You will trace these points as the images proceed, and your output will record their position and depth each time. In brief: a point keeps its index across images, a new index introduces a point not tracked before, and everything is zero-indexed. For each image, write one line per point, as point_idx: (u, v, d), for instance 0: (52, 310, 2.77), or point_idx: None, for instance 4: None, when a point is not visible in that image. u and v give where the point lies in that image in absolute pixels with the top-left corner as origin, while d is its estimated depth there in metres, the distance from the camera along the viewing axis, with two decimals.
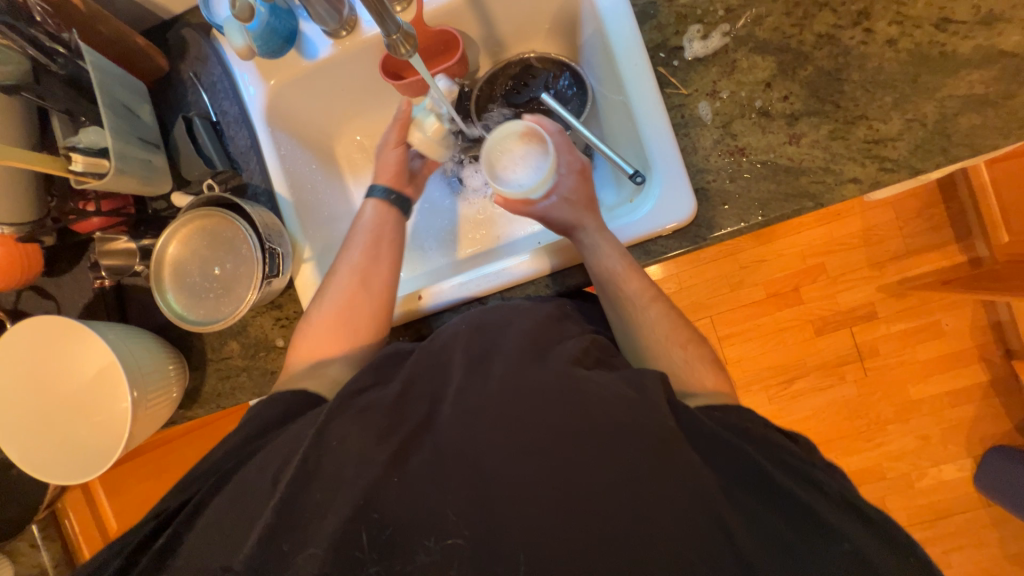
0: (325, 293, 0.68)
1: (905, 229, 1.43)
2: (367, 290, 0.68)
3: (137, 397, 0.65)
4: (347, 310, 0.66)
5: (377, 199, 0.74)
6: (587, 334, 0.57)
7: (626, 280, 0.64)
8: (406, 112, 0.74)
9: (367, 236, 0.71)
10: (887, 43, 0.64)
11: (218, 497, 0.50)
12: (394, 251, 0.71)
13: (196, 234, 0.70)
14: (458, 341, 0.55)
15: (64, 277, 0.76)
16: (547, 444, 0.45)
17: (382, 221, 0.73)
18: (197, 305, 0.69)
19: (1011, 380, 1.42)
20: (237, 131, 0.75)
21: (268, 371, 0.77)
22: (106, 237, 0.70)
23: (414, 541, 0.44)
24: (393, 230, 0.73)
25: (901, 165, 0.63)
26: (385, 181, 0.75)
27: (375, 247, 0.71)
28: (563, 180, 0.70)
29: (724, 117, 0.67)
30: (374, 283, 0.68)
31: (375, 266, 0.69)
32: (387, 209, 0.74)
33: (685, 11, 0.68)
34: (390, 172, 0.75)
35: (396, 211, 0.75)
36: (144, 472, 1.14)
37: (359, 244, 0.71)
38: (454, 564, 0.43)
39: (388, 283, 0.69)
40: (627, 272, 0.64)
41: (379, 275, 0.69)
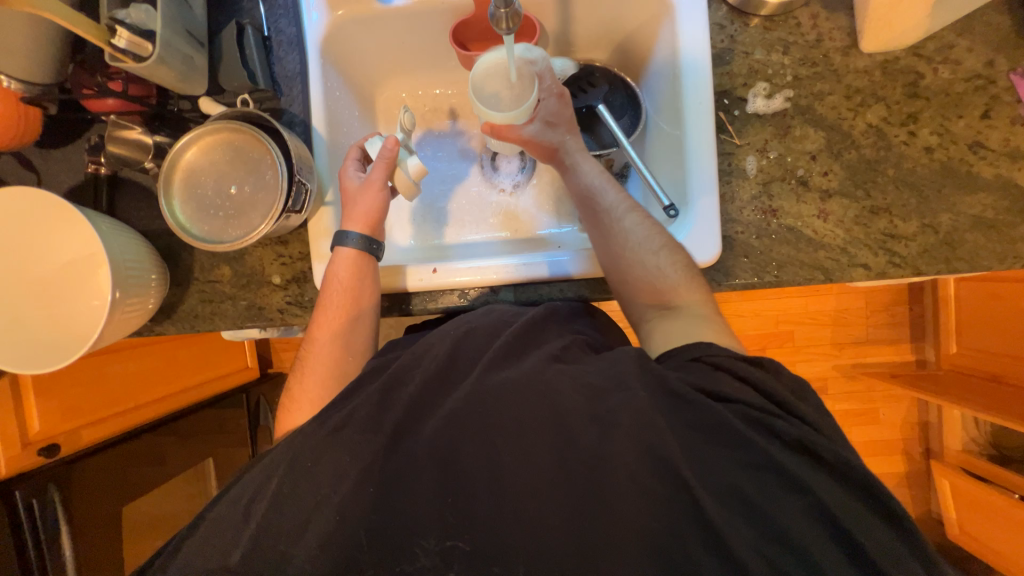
0: (305, 365, 0.65)
1: (872, 320, 1.53)
2: (351, 359, 0.66)
3: (117, 298, 0.61)
4: (328, 380, 0.64)
5: (352, 248, 0.67)
6: (567, 336, 0.59)
7: (669, 267, 0.65)
8: (392, 150, 0.68)
9: (343, 296, 0.66)
10: (925, 149, 0.68)
11: (233, 494, 0.50)
12: (371, 306, 0.67)
13: (221, 147, 0.66)
14: (444, 341, 0.55)
15: (55, 152, 0.70)
16: (552, 445, 0.45)
17: (358, 272, 0.67)
18: (203, 220, 0.66)
19: (923, 476, 1.56)
20: (288, 53, 0.72)
21: (255, 306, 0.73)
22: (119, 121, 0.66)
23: (412, 539, 0.44)
24: (371, 280, 0.67)
25: (907, 263, 0.68)
26: (359, 229, 0.68)
27: (354, 306, 0.66)
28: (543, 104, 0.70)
29: (766, 175, 0.70)
30: (355, 347, 0.66)
31: (353, 327, 0.66)
32: (364, 257, 0.67)
33: (757, 67, 0.71)
34: (367, 218, 0.68)
35: (374, 258, 0.68)
36: (94, 389, 1.01)
37: (335, 306, 0.65)
38: (453, 563, 0.43)
39: (367, 342, 0.67)
40: (665, 252, 0.65)
41: (359, 336, 0.66)
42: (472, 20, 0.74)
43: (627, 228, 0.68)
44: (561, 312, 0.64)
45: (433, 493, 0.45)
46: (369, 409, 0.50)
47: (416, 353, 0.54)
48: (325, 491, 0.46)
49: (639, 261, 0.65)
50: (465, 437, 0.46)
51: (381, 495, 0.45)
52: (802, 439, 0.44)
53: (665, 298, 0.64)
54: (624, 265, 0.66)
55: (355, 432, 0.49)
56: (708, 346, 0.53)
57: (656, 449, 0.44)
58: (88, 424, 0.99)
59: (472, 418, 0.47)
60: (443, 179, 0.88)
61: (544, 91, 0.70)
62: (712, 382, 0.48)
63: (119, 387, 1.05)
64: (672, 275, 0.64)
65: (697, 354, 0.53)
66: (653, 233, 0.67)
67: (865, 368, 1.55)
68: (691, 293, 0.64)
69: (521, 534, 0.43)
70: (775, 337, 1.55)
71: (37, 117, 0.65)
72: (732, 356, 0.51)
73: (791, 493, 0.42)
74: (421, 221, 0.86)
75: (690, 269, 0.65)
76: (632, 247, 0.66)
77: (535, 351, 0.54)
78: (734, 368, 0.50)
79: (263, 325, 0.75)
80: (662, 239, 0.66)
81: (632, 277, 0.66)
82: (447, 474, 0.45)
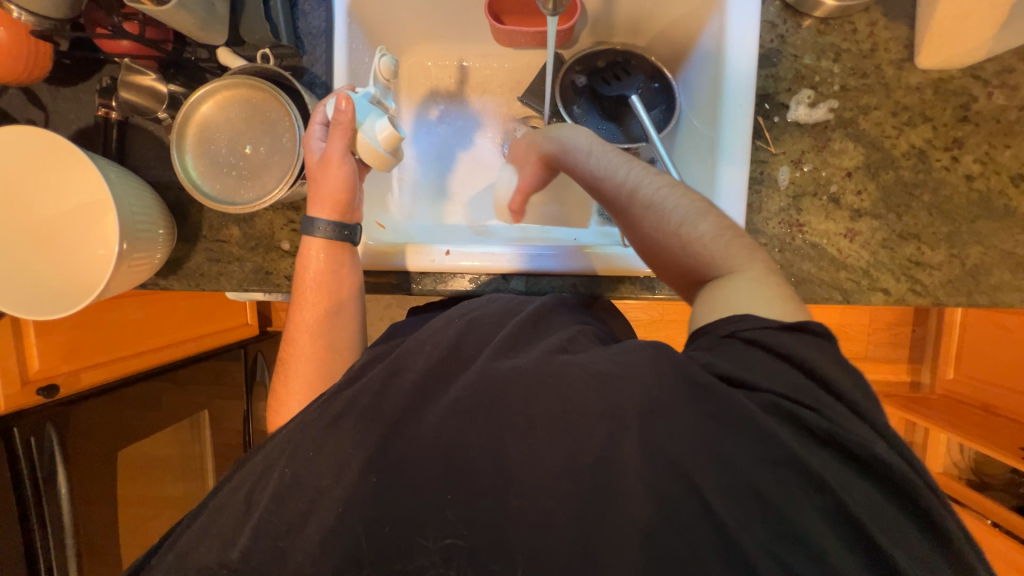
0: (289, 367, 0.64)
1: (872, 337, 1.52)
2: (338, 355, 0.65)
3: (125, 250, 0.59)
4: (315, 379, 0.63)
5: (322, 235, 0.63)
6: (574, 326, 0.59)
7: (707, 232, 0.55)
8: (345, 116, 0.60)
9: (318, 292, 0.64)
10: (966, 177, 0.66)
11: (241, 474, 0.52)
12: (351, 299, 0.66)
13: (238, 103, 0.63)
14: (449, 330, 0.56)
15: (65, 91, 0.67)
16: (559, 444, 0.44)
17: (333, 265, 0.65)
18: (215, 178, 0.64)
19: None
20: (314, 8, 0.68)
21: (262, 270, 0.72)
22: (133, 66, 0.63)
23: (414, 537, 0.43)
24: (347, 269, 0.66)
25: (927, 292, 0.66)
26: (325, 213, 0.63)
27: (330, 299, 0.65)
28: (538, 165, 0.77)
29: (797, 188, 0.68)
30: (341, 344, 0.66)
31: (337, 323, 0.66)
32: (336, 245, 0.64)
33: (805, 72, 0.68)
34: (333, 201, 0.62)
35: (348, 243, 0.65)
36: (94, 335, 1.01)
37: (312, 303, 0.64)
38: (453, 561, 0.42)
39: (353, 337, 0.67)
40: (698, 215, 0.56)
41: (342, 331, 0.66)
42: None
43: (643, 204, 0.58)
44: (568, 302, 0.65)
45: (437, 480, 0.45)
46: (370, 398, 0.50)
47: (419, 340, 0.55)
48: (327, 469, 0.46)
49: (662, 240, 0.57)
50: (474, 426, 0.46)
51: (387, 476, 0.45)
52: (831, 431, 0.41)
53: (714, 268, 0.54)
54: (656, 242, 0.57)
55: (359, 415, 0.49)
56: (744, 317, 0.48)
57: (665, 449, 0.42)
58: (86, 367, 1.00)
59: (481, 410, 0.47)
60: (458, 154, 0.86)
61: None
62: (732, 368, 0.45)
63: (119, 333, 1.05)
64: (705, 245, 0.54)
65: (731, 330, 0.48)
66: (673, 202, 0.57)
67: None
68: (738, 259, 0.54)
69: (524, 532, 0.42)
70: None
71: (47, 51, 0.61)
72: (772, 327, 0.47)
73: (806, 494, 0.40)
74: (436, 198, 0.84)
75: (729, 232, 0.56)
76: (660, 219, 0.57)
77: (540, 342, 0.54)
78: (768, 341, 0.46)
79: (269, 291, 0.73)
80: (686, 209, 0.57)
81: (660, 258, 0.58)
82: (451, 463, 0.45)
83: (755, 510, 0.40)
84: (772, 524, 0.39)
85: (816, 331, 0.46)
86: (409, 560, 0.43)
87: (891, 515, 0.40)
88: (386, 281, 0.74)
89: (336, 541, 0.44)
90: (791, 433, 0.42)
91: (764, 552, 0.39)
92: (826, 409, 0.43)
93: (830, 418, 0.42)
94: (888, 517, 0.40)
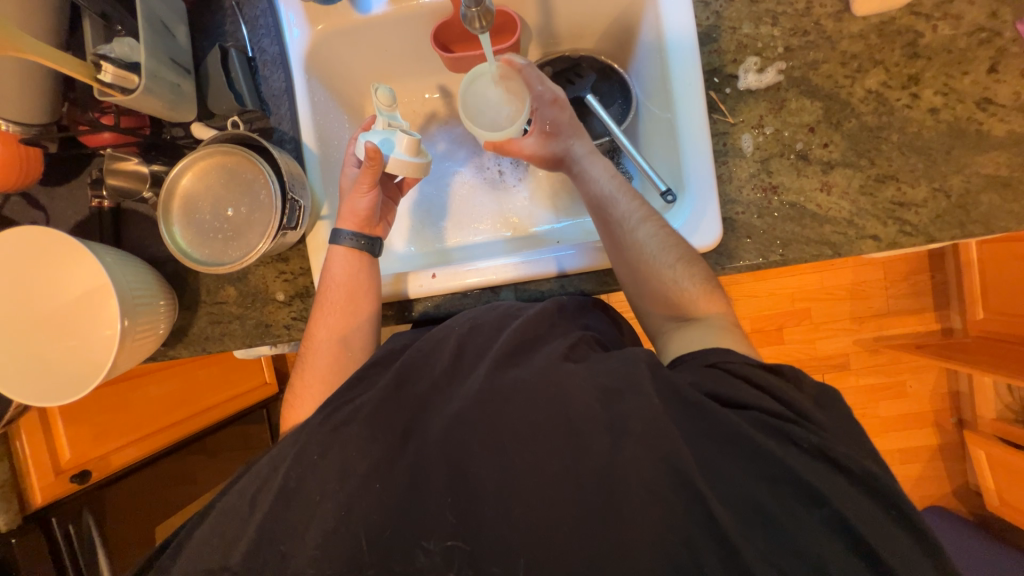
0: (307, 361, 0.67)
1: (891, 290, 1.48)
2: (351, 354, 0.67)
3: (127, 326, 0.62)
4: (329, 374, 0.65)
5: (345, 245, 0.69)
6: (575, 331, 0.58)
7: (689, 279, 0.63)
8: (375, 161, 0.64)
9: (342, 293, 0.67)
10: (930, 110, 0.65)
11: (227, 500, 0.52)
12: (368, 301, 0.69)
13: (214, 170, 0.67)
14: (445, 342, 0.56)
15: (60, 189, 0.72)
16: (555, 438, 0.46)
17: (353, 270, 0.69)
18: (203, 244, 0.67)
19: (957, 447, 1.51)
20: (273, 72, 0.73)
21: (262, 323, 0.75)
22: (116, 154, 0.67)
23: (414, 543, 0.44)
24: (367, 275, 0.69)
25: (919, 230, 0.65)
26: (351, 227, 0.70)
27: (352, 302, 0.68)
28: (537, 115, 0.71)
29: (764, 152, 0.68)
30: (354, 344, 0.68)
31: (354, 325, 0.68)
32: (357, 254, 0.69)
33: (747, 41, 0.69)
34: (357, 218, 0.70)
35: (370, 254, 0.70)
36: (120, 416, 1.01)
37: (334, 304, 0.67)
38: (454, 563, 0.43)
39: (366, 341, 0.68)
40: (683, 266, 0.63)
41: (357, 335, 0.68)
42: (451, 21, 0.73)
43: (643, 240, 0.64)
44: (568, 307, 0.62)
45: (441, 496, 0.45)
46: (369, 415, 0.50)
47: (422, 349, 0.55)
48: (329, 495, 0.47)
49: (656, 275, 0.63)
50: (475, 436, 0.47)
51: (387, 495, 0.46)
52: (821, 446, 0.45)
53: (684, 311, 0.63)
54: (640, 276, 0.64)
55: (359, 429, 0.49)
56: (721, 352, 0.54)
57: (664, 451, 0.43)
58: (116, 449, 1.02)
59: (476, 414, 0.48)
60: (434, 185, 0.88)
61: (536, 100, 0.71)
62: (720, 389, 0.49)
63: (143, 412, 1.04)
64: (690, 288, 0.62)
65: (712, 361, 0.53)
66: (669, 244, 0.64)
67: (888, 340, 1.49)
68: (711, 305, 0.63)
69: (522, 521, 0.43)
70: (792, 315, 1.51)
71: (31, 155, 0.64)
72: (747, 363, 0.52)
73: (756, 474, 0.43)
74: (420, 228, 0.86)
75: (708, 281, 0.63)
76: (647, 258, 0.63)
77: (539, 349, 0.54)
78: (745, 373, 0.51)
79: (272, 342, 0.76)
80: (682, 253, 0.63)
81: (648, 289, 0.64)
82: (454, 473, 0.46)
83: (726, 500, 0.43)
84: (722, 487, 0.43)
85: (787, 374, 0.51)
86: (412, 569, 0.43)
87: (837, 478, 0.44)
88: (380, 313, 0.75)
89: (336, 550, 0.44)
90: (782, 446, 0.45)
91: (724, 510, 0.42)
92: (805, 424, 0.47)
93: (818, 433, 0.46)
94: (843, 486, 0.44)
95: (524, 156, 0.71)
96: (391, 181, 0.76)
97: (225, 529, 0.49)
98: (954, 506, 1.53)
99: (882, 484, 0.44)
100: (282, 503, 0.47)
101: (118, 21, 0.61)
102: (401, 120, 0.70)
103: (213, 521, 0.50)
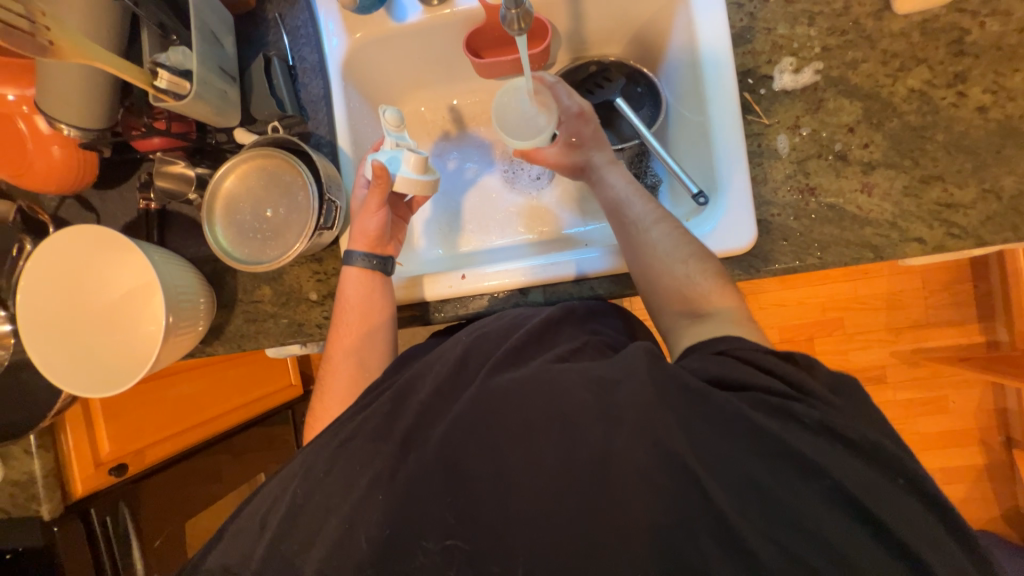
0: (326, 382, 0.68)
1: (930, 301, 1.42)
2: (367, 374, 0.69)
3: (171, 322, 0.65)
4: (347, 395, 0.67)
5: (355, 267, 0.69)
6: (582, 337, 0.57)
7: (703, 277, 0.60)
8: (383, 179, 0.66)
9: (356, 314, 0.68)
10: (978, 109, 0.63)
11: (260, 500, 0.52)
12: (383, 320, 0.69)
13: (254, 172, 0.70)
14: (457, 346, 0.55)
15: (111, 192, 0.75)
16: (557, 429, 0.43)
17: (365, 291, 0.69)
18: (243, 244, 0.69)
19: (1006, 468, 1.42)
20: (312, 79, 0.76)
21: (296, 322, 0.76)
22: (165, 158, 0.71)
23: (416, 542, 0.43)
24: (382, 294, 0.70)
25: (968, 233, 0.62)
26: (362, 248, 0.70)
27: (366, 321, 0.69)
28: (563, 126, 0.71)
29: (800, 154, 0.67)
30: (371, 363, 0.69)
31: (369, 344, 0.69)
32: (368, 274, 0.69)
33: (782, 42, 0.68)
34: (368, 238, 0.70)
35: (382, 273, 0.70)
36: (151, 413, 1.03)
37: (348, 324, 0.68)
38: (454, 562, 0.42)
39: (383, 358, 0.69)
40: (695, 263, 0.61)
41: (372, 355, 0.69)
42: (483, 28, 0.75)
43: (656, 239, 0.64)
44: (587, 315, 0.62)
45: (452, 500, 0.43)
46: (400, 411, 0.50)
47: (429, 361, 0.55)
48: (353, 492, 0.46)
49: (667, 270, 0.61)
50: (487, 434, 0.45)
51: (405, 496, 0.44)
52: (823, 420, 0.42)
53: (697, 307, 0.60)
54: (651, 273, 0.63)
55: (390, 425, 0.49)
56: (732, 339, 0.50)
57: (671, 447, 0.40)
58: (150, 444, 1.04)
59: (495, 407, 0.46)
60: (462, 187, 0.89)
61: (563, 113, 0.71)
62: (719, 373, 0.46)
63: (174, 411, 1.08)
64: (702, 282, 0.60)
65: (720, 349, 0.49)
66: (682, 243, 0.63)
67: (928, 352, 1.43)
68: (724, 299, 0.59)
69: (540, 524, 0.41)
70: (823, 325, 1.46)
71: (79, 184, 0.71)
72: (760, 351, 0.48)
73: (800, 482, 0.40)
74: (446, 230, 0.87)
75: (722, 277, 0.61)
76: (659, 255, 0.62)
77: (544, 353, 0.53)
78: (756, 360, 0.47)
79: (304, 341, 0.77)
80: (694, 249, 0.62)
81: (658, 287, 0.62)
82: (459, 470, 0.44)
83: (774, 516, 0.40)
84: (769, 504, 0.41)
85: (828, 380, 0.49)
86: (410, 561, 0.43)
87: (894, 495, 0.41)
88: (408, 314, 0.76)
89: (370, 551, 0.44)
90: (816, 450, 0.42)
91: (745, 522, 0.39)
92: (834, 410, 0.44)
93: (820, 407, 0.43)
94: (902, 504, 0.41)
95: (549, 165, 0.73)
96: (402, 201, 0.76)
97: (261, 525, 0.49)
98: (1004, 531, 1.43)
99: (940, 501, 0.41)
100: (316, 500, 0.47)
101: (174, 32, 0.64)
102: (410, 140, 0.71)
103: (252, 517, 0.51)
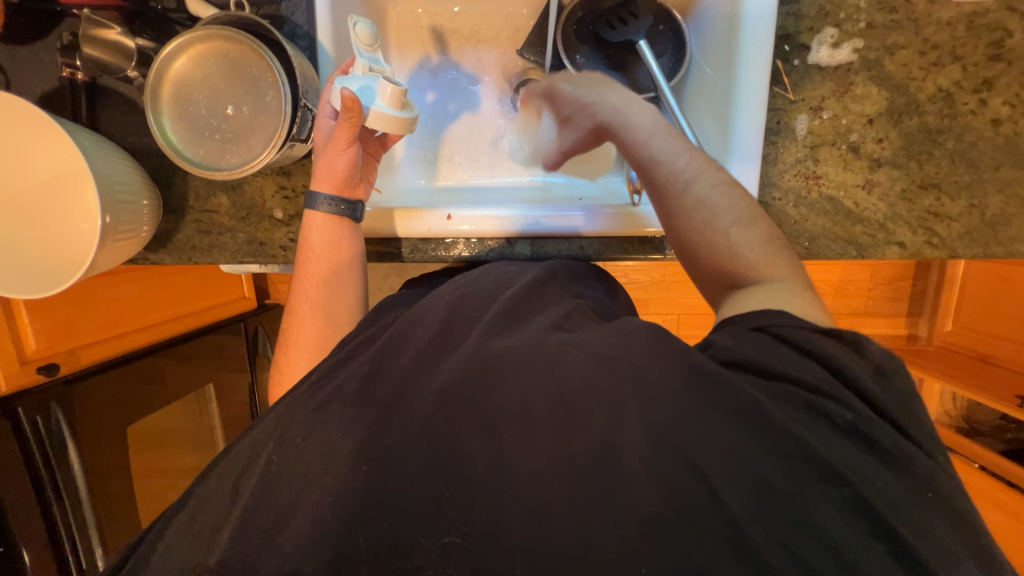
0: (290, 336, 0.64)
1: (873, 293, 1.50)
2: (336, 327, 0.64)
3: (108, 223, 0.56)
4: (314, 350, 0.62)
5: (324, 211, 0.62)
6: (568, 301, 0.54)
7: (751, 243, 0.49)
8: (354, 113, 0.56)
9: (323, 264, 0.63)
10: (992, 121, 0.62)
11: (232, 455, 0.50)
12: (353, 272, 0.65)
13: (213, 57, 0.58)
14: (440, 305, 0.54)
15: (24, 52, 0.61)
16: (549, 408, 0.40)
17: (334, 238, 0.63)
18: (196, 143, 0.60)
19: None
20: None
21: (256, 241, 0.69)
22: (94, 18, 0.57)
23: None
24: (351, 241, 0.65)
25: (944, 244, 0.64)
26: (328, 189, 0.62)
27: (333, 271, 0.64)
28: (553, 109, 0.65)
29: (816, 138, 0.65)
30: (338, 314, 0.64)
31: (338, 295, 0.64)
32: (336, 220, 0.63)
33: (829, 8, 0.63)
34: (335, 179, 0.62)
35: (350, 220, 0.64)
36: (82, 312, 0.96)
37: (314, 274, 0.63)
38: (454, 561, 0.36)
39: (353, 309, 0.65)
40: (744, 229, 0.50)
41: (341, 307, 0.64)
42: None
43: (699, 202, 0.51)
44: (565, 276, 0.61)
45: (428, 470, 0.39)
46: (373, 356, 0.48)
47: (410, 320, 0.53)
48: (318, 433, 0.45)
49: (710, 239, 0.50)
50: (469, 398, 0.42)
51: (370, 447, 0.42)
52: (858, 423, 0.39)
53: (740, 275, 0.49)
54: (691, 242, 0.51)
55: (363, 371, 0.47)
56: (773, 313, 0.44)
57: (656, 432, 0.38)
58: (85, 345, 0.97)
59: (476, 367, 0.44)
60: (454, 112, 0.80)
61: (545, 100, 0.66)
62: (744, 353, 0.42)
63: (113, 311, 1.02)
64: (749, 248, 0.49)
65: (761, 324, 0.44)
66: (727, 202, 0.51)
67: None
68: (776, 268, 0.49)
69: (527, 502, 0.37)
70: None
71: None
72: (807, 330, 0.43)
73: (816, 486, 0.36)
74: (432, 158, 0.79)
75: (772, 243, 0.50)
76: (702, 221, 0.50)
77: (537, 318, 0.51)
78: (794, 338, 0.42)
79: (265, 262, 0.71)
80: (739, 211, 0.51)
81: (698, 257, 0.51)
82: (433, 432, 0.40)
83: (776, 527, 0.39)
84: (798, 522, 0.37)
85: None
86: (406, 561, 0.36)
87: None
88: (384, 249, 0.71)
89: None
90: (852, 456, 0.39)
91: (772, 543, 0.34)
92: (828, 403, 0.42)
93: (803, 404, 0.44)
94: None
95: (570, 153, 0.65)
96: (373, 136, 0.67)
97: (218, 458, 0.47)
98: None
99: None
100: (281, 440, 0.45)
101: None
102: (386, 66, 0.60)
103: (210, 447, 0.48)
